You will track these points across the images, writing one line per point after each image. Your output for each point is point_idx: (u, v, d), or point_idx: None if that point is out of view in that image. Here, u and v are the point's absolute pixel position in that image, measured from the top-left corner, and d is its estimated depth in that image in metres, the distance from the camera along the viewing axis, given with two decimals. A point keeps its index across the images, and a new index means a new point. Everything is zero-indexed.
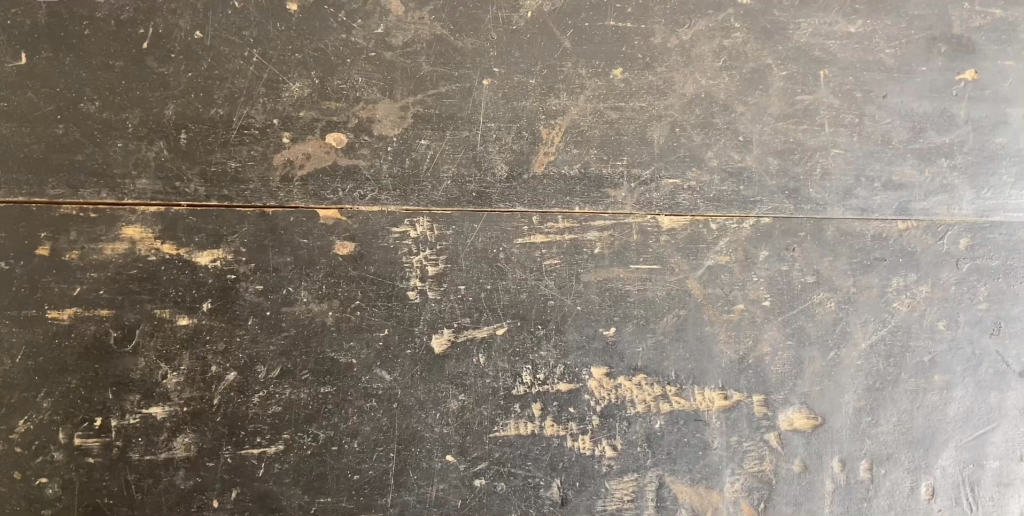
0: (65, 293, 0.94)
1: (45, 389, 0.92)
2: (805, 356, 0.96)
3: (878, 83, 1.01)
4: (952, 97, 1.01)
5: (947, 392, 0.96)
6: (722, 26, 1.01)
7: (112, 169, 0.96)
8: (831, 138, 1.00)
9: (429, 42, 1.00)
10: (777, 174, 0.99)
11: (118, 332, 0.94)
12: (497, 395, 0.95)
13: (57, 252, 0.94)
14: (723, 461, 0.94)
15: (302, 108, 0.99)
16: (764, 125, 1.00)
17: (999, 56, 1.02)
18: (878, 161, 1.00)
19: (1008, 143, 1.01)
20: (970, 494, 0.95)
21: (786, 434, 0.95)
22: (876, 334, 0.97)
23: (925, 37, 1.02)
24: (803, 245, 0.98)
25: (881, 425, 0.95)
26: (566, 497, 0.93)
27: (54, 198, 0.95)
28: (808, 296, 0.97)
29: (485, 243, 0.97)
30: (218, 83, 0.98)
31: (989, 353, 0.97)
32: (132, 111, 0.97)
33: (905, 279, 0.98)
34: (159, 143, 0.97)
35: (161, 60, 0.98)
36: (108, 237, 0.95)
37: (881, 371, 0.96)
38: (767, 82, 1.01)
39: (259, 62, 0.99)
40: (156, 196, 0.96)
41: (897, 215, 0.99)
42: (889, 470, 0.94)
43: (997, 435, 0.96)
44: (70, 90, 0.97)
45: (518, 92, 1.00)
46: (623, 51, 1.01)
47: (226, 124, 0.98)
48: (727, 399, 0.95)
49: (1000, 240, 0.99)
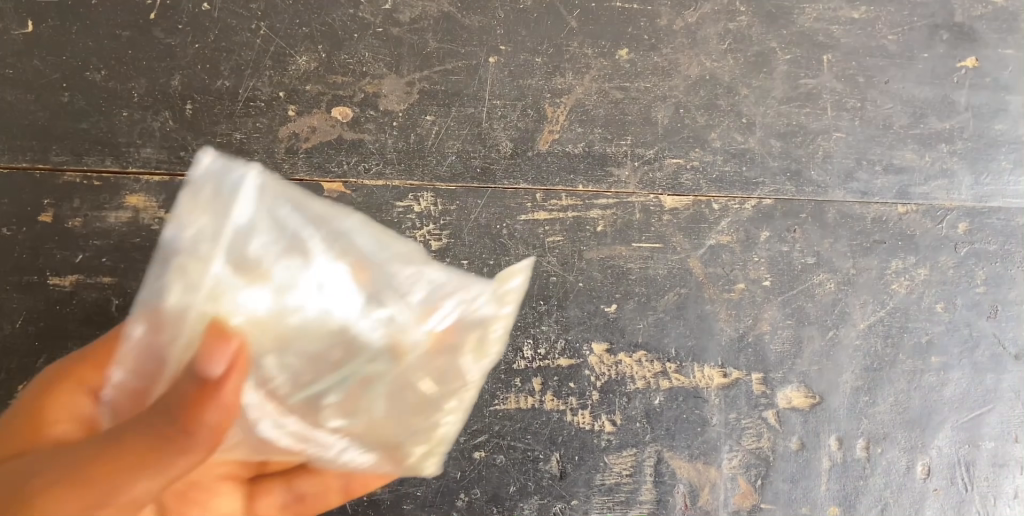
0: (67, 259, 0.94)
1: (45, 355, 0.92)
2: (804, 335, 0.96)
3: (880, 69, 1.03)
4: (953, 84, 1.03)
5: (944, 373, 0.96)
6: (727, 10, 1.04)
7: (117, 137, 0.96)
8: (833, 121, 1.02)
9: (438, 19, 1.02)
10: (779, 156, 1.00)
11: (120, 299, 0.93)
12: (498, 369, 0.93)
13: (59, 219, 0.94)
14: (721, 438, 0.94)
15: (309, 81, 0.99)
16: (766, 108, 1.02)
17: (1000, 44, 1.05)
18: (879, 145, 1.01)
19: (1008, 130, 1.03)
20: (965, 474, 0.95)
21: (784, 412, 0.94)
22: (875, 315, 0.97)
23: (928, 24, 1.04)
24: (804, 226, 0.98)
25: (878, 404, 0.95)
26: (565, 471, 0.92)
27: (58, 165, 0.95)
28: (808, 277, 0.98)
29: (489, 219, 0.97)
30: (225, 55, 1.00)
31: (985, 335, 0.98)
32: (138, 81, 0.98)
33: (904, 262, 0.99)
34: (164, 113, 0.98)
35: (168, 31, 1.00)
36: (111, 205, 0.95)
37: (879, 351, 0.97)
38: (770, 65, 1.03)
39: (266, 35, 1.00)
40: (161, 166, 0.97)
41: (898, 198, 1.00)
42: (886, 449, 0.94)
43: (993, 416, 0.96)
44: (76, 59, 0.98)
45: (524, 70, 1.01)
46: (629, 32, 1.03)
47: (232, 96, 0.99)
48: (727, 377, 0.95)
49: (998, 226, 1.00)
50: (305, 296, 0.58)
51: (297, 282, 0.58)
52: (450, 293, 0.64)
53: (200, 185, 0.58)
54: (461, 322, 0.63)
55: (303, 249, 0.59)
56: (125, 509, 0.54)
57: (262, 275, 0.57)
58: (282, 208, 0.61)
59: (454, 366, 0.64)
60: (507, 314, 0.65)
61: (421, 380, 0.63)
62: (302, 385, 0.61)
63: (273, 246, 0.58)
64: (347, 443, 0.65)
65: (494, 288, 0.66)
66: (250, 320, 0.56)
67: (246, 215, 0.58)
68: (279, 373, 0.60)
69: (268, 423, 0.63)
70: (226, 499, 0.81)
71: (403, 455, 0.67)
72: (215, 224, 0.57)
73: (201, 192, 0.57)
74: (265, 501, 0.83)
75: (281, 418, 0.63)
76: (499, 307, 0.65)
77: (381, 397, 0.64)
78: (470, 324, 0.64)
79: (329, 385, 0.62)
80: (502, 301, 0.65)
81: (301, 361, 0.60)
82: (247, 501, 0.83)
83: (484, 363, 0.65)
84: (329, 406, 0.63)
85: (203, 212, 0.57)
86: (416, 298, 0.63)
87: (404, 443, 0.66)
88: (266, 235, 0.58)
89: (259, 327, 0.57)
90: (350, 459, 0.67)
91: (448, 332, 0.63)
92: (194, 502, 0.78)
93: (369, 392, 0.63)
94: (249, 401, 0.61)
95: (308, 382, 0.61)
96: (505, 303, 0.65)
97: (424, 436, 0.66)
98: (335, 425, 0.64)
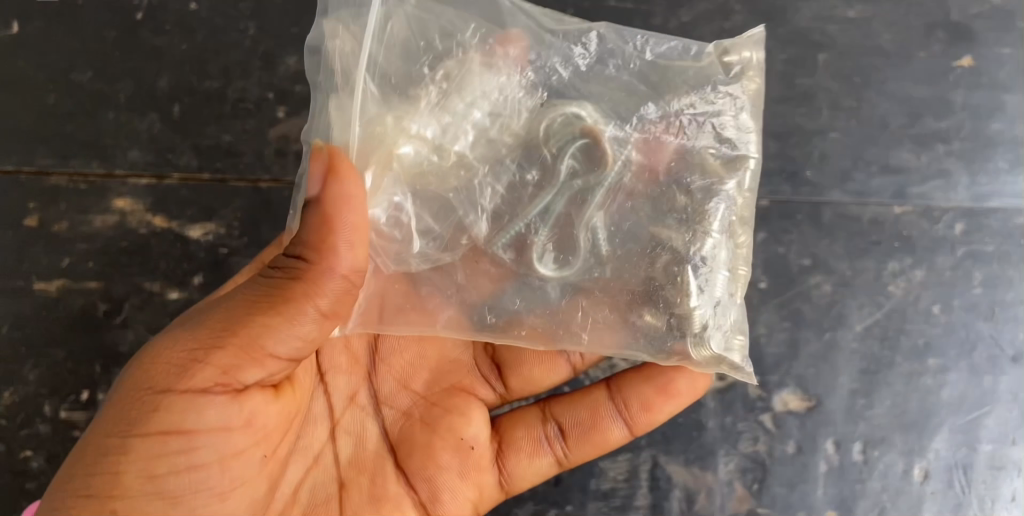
0: (53, 264, 0.92)
1: (32, 361, 0.90)
2: (801, 338, 0.95)
3: (877, 68, 1.03)
4: (950, 84, 1.03)
5: (941, 375, 0.95)
6: (722, 10, 1.04)
7: (103, 140, 0.96)
8: (830, 121, 1.01)
9: None
10: (774, 157, 1.00)
11: (107, 304, 0.92)
12: None
13: (45, 223, 0.93)
14: (717, 442, 0.93)
15: (299, 82, 0.98)
16: (763, 108, 1.01)
17: (997, 43, 1.04)
18: (876, 145, 1.01)
19: (1005, 129, 1.02)
20: (962, 477, 0.94)
21: (781, 416, 0.93)
22: (871, 317, 0.96)
23: (924, 23, 1.04)
24: (800, 227, 0.98)
25: (875, 408, 0.94)
26: (559, 477, 0.92)
27: (43, 168, 0.94)
28: (805, 279, 0.97)
29: None
30: (213, 55, 0.99)
31: (982, 337, 0.96)
32: (124, 83, 0.98)
33: (900, 263, 0.98)
34: (152, 116, 0.97)
35: (155, 32, 0.99)
36: (98, 209, 0.94)
37: (876, 354, 0.95)
38: (765, 65, 1.02)
39: (255, 35, 1.00)
40: (149, 168, 0.95)
41: (895, 199, 0.99)
42: (883, 453, 0.94)
43: (990, 418, 0.94)
44: (63, 60, 0.98)
45: None
46: (623, 32, 1.03)
47: (220, 97, 0.98)
48: (723, 381, 0.93)
49: (996, 226, 0.99)
50: (427, 137, 0.71)
51: (440, 110, 0.72)
52: (626, 100, 0.74)
53: (334, 63, 0.69)
54: (637, 139, 0.74)
55: (457, 93, 0.72)
56: (230, 392, 0.61)
57: (407, 100, 0.71)
58: (429, 12, 0.73)
59: (660, 195, 0.74)
60: (743, 113, 0.74)
61: (630, 225, 0.74)
62: (476, 210, 0.73)
63: (426, 65, 0.72)
64: (596, 309, 0.73)
65: (648, 68, 0.75)
66: (409, 156, 0.71)
67: (409, 59, 0.72)
68: (445, 193, 0.72)
69: (460, 239, 0.73)
70: (463, 422, 0.77)
71: (670, 327, 0.72)
72: (340, 83, 0.69)
73: (346, 44, 0.69)
74: (532, 461, 0.79)
75: (487, 255, 0.73)
76: (707, 59, 0.74)
77: (613, 247, 0.73)
78: (682, 94, 0.74)
79: (529, 218, 0.72)
80: (721, 80, 0.74)
81: (448, 175, 0.72)
82: (496, 451, 0.79)
83: (721, 166, 0.73)
84: (512, 243, 0.73)
85: (340, 65, 0.69)
86: (575, 115, 0.73)
87: (647, 313, 0.72)
88: (412, 78, 0.71)
89: (423, 140, 0.71)
90: (635, 329, 0.73)
91: (646, 119, 0.74)
92: (418, 443, 0.75)
93: (580, 212, 0.73)
94: (400, 249, 0.72)
95: (460, 223, 0.73)
96: (724, 108, 0.73)
97: (690, 296, 0.71)
98: (499, 262, 0.73)
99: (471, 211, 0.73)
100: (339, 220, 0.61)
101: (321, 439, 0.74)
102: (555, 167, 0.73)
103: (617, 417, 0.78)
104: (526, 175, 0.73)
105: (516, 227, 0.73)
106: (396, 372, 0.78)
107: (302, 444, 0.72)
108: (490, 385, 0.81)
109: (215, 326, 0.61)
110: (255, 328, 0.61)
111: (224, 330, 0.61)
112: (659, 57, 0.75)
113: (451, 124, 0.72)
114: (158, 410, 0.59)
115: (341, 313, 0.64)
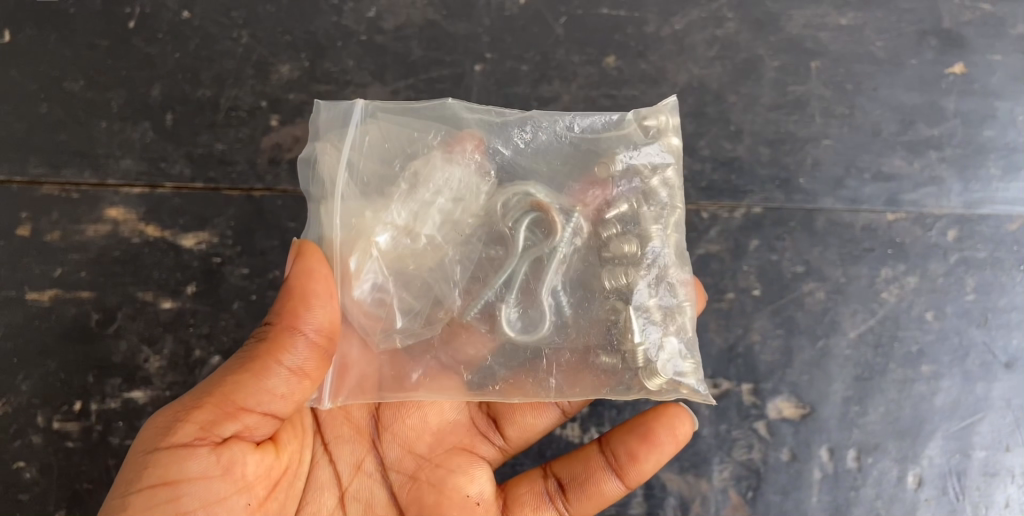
0: (45, 273, 0.92)
1: (24, 372, 0.90)
2: (795, 345, 0.95)
3: (869, 75, 1.04)
4: (941, 91, 1.03)
5: (934, 382, 0.95)
6: (714, 17, 1.05)
7: (96, 149, 0.95)
8: (822, 128, 1.02)
9: (422, 27, 1.02)
10: (768, 164, 1.00)
11: (99, 314, 0.91)
12: None
13: (38, 232, 0.93)
14: (711, 450, 0.93)
15: (292, 91, 0.99)
16: (755, 115, 1.01)
17: (988, 50, 1.05)
18: (868, 152, 1.01)
19: (996, 136, 1.02)
20: (956, 484, 0.93)
21: (775, 423, 0.93)
22: (865, 324, 0.96)
23: (916, 30, 1.05)
24: (793, 234, 0.98)
25: (869, 415, 0.94)
26: None
27: (36, 178, 0.94)
28: (798, 286, 0.97)
29: None
30: (205, 64, 0.99)
31: (975, 343, 0.96)
32: (117, 91, 0.98)
33: (893, 270, 0.98)
34: (144, 124, 0.97)
35: (147, 40, 1.00)
36: (90, 218, 0.93)
37: (869, 361, 0.95)
38: (757, 72, 1.03)
39: (248, 44, 1.00)
40: (141, 177, 0.95)
41: (887, 206, 0.99)
42: (877, 460, 0.94)
43: (984, 425, 0.94)
44: (55, 69, 0.98)
45: (510, 78, 1.01)
46: (616, 39, 1.03)
47: (213, 106, 0.98)
48: (717, 388, 0.93)
49: (989, 232, 0.99)
50: (398, 216, 0.74)
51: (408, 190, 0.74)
52: (575, 174, 0.77)
53: (319, 175, 0.74)
54: (586, 207, 0.77)
55: (425, 180, 0.74)
56: (213, 446, 0.62)
57: (379, 192, 0.74)
58: (394, 118, 0.77)
59: (606, 250, 0.75)
60: (675, 168, 0.77)
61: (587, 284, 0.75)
62: (451, 284, 0.75)
63: (396, 161, 0.75)
64: (558, 354, 0.75)
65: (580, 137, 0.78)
66: (387, 243, 0.73)
67: (376, 152, 0.75)
68: (425, 272, 0.74)
69: (440, 316, 0.75)
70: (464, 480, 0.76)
71: (632, 366, 0.74)
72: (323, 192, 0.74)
73: (324, 158, 0.74)
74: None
75: (462, 324, 0.75)
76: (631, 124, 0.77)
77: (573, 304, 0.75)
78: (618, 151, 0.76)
79: (494, 287, 0.75)
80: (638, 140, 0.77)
81: (424, 256, 0.74)
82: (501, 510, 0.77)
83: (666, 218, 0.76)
84: (481, 308, 0.75)
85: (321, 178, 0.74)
86: (527, 193, 0.76)
87: (603, 355, 0.75)
88: (380, 169, 0.75)
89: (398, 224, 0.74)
90: (595, 368, 0.75)
91: (590, 180, 0.77)
92: (426, 503, 0.74)
93: (540, 278, 0.75)
94: (386, 326, 0.73)
95: (437, 299, 0.75)
96: (664, 169, 0.76)
97: (631, 334, 0.73)
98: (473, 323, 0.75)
99: (445, 285, 0.75)
100: (304, 281, 0.65)
101: (330, 506, 0.72)
102: (513, 240, 0.75)
103: (610, 473, 0.76)
104: (491, 251, 0.75)
105: (486, 297, 0.74)
106: (401, 436, 0.76)
107: (308, 511, 0.71)
108: (489, 440, 0.81)
109: (197, 391, 0.64)
110: (229, 383, 0.63)
111: (203, 392, 0.63)
112: (586, 129, 0.78)
113: (420, 205, 0.74)
114: (147, 467, 0.61)
115: (317, 375, 0.66)
